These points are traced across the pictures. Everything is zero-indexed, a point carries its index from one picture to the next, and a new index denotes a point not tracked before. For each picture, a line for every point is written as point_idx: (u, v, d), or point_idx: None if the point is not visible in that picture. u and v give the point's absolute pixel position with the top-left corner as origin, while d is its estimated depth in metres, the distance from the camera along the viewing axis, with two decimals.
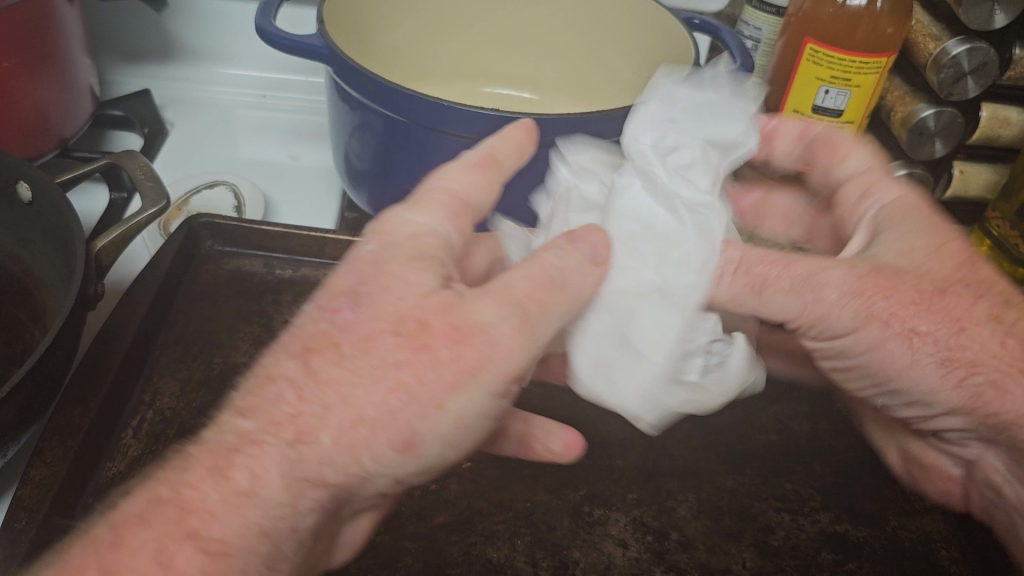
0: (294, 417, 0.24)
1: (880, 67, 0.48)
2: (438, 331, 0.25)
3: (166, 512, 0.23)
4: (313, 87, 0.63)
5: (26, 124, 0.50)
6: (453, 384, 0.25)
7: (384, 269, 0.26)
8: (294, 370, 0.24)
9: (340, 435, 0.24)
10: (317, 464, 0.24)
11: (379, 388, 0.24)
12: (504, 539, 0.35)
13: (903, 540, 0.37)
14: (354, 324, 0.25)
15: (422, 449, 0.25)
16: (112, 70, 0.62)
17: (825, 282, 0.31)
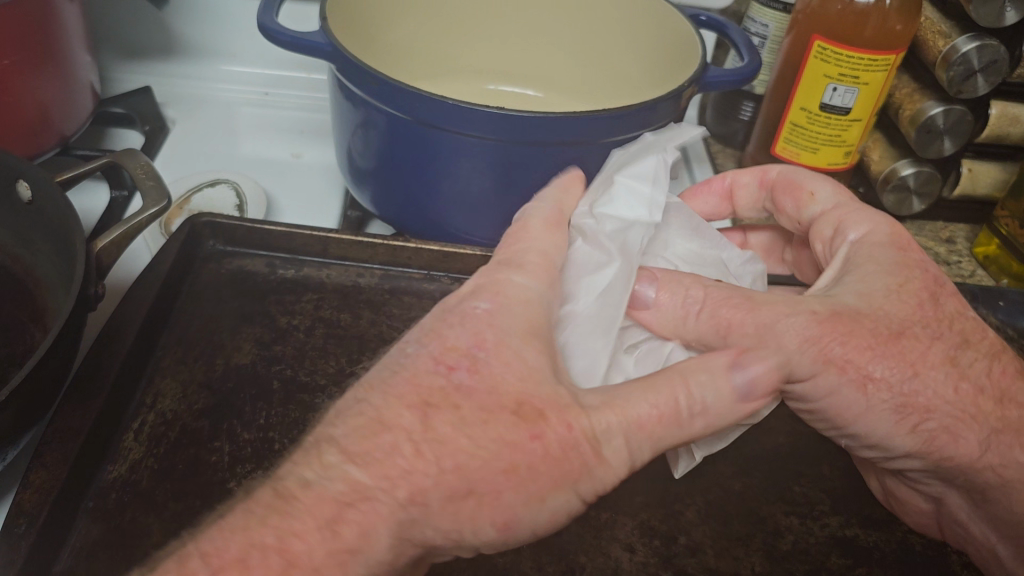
0: (404, 474, 0.25)
1: (888, 66, 0.48)
2: (553, 425, 0.26)
3: (265, 558, 0.24)
4: (315, 84, 0.62)
5: (27, 123, 0.49)
6: (558, 480, 0.26)
7: (502, 341, 0.28)
8: (411, 425, 0.26)
9: (446, 502, 0.25)
10: (423, 529, 0.26)
11: (491, 470, 0.25)
12: (510, 544, 0.35)
13: (914, 545, 0.37)
14: (473, 392, 0.26)
15: (518, 532, 0.27)
16: (112, 67, 0.61)
17: (785, 330, 0.30)
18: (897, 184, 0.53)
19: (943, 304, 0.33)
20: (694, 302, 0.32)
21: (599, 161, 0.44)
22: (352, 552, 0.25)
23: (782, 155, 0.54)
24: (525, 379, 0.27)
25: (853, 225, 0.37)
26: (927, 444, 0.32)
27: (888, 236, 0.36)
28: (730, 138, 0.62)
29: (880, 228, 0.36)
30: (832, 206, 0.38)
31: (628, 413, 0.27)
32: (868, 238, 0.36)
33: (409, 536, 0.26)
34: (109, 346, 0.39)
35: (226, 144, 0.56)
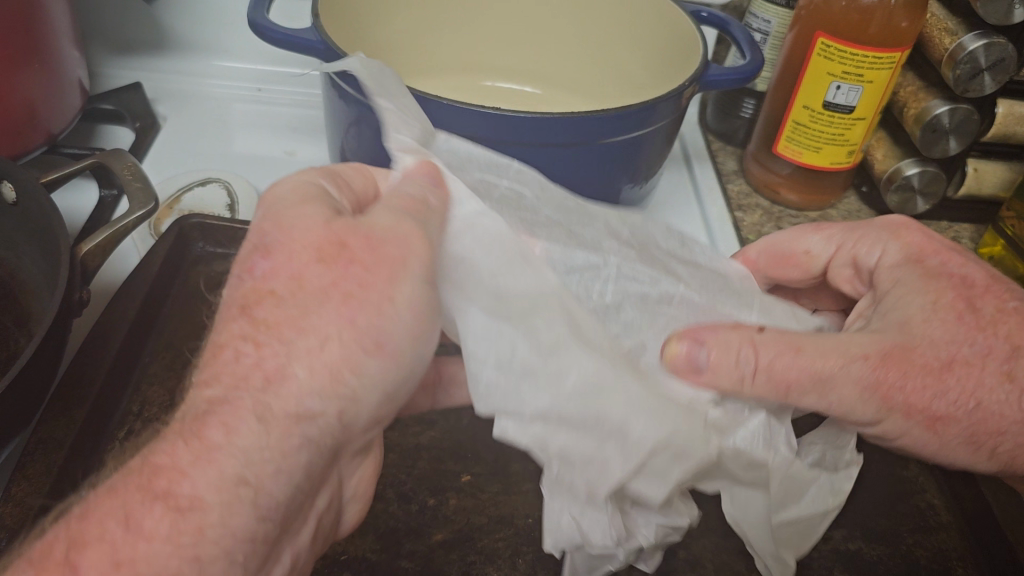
0: (257, 364, 0.25)
1: (893, 63, 0.47)
2: (355, 246, 0.27)
3: (133, 480, 0.23)
4: (307, 79, 0.61)
5: (14, 123, 0.48)
6: (392, 274, 0.27)
7: (280, 216, 0.28)
8: (242, 327, 0.25)
9: (313, 361, 0.25)
10: (290, 398, 0.25)
11: (331, 304, 0.26)
12: (504, 558, 0.34)
13: (918, 560, 0.36)
14: (276, 270, 0.26)
15: (395, 349, 0.28)
16: (100, 61, 0.60)
17: (839, 383, 0.30)
18: (901, 184, 0.52)
19: (981, 310, 0.32)
20: (746, 357, 0.30)
21: (598, 164, 0.43)
22: (218, 448, 0.24)
23: (783, 154, 0.53)
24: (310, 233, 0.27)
25: (866, 250, 0.36)
26: (1009, 464, 0.32)
27: (901, 253, 0.35)
28: (731, 136, 0.60)
29: (891, 245, 0.35)
30: (836, 247, 0.38)
31: (394, 201, 0.29)
32: (887, 259, 0.35)
33: (283, 413, 0.25)
34: (95, 352, 0.38)
35: (217, 141, 0.55)
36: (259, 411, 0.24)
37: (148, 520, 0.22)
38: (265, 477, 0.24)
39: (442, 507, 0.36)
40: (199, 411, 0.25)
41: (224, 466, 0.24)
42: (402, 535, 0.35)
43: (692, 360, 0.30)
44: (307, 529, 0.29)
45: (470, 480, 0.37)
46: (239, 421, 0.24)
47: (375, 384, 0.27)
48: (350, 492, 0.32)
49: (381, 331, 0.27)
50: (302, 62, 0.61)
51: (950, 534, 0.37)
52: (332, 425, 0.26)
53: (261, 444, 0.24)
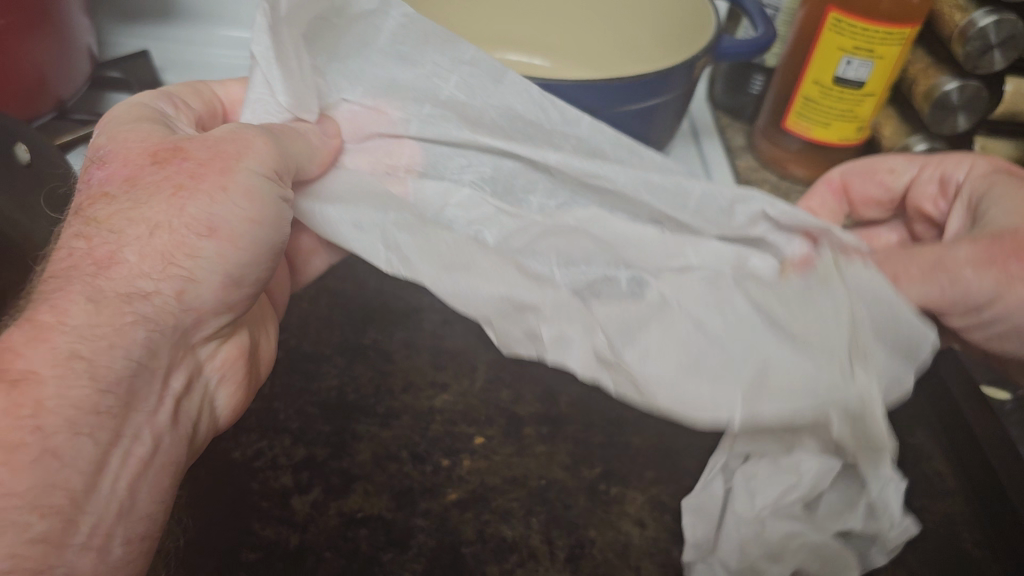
0: (90, 252, 0.29)
1: (904, 39, 0.46)
2: (191, 148, 0.31)
3: (30, 334, 0.26)
4: None
5: (27, 89, 0.49)
6: (216, 167, 0.30)
7: (117, 131, 0.32)
8: (78, 227, 0.29)
9: (143, 246, 0.29)
10: (124, 280, 0.28)
11: (159, 196, 0.30)
12: (519, 517, 0.35)
13: (926, 524, 0.36)
14: (114, 173, 0.31)
15: (230, 232, 0.30)
16: (107, 30, 0.60)
17: (956, 261, 0.31)
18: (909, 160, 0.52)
19: None
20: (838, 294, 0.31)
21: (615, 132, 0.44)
22: (51, 327, 0.27)
23: (792, 129, 0.53)
24: (139, 142, 0.31)
25: (954, 167, 0.38)
26: None
27: (989, 167, 0.37)
28: (739, 112, 0.61)
29: (978, 161, 0.37)
30: (919, 166, 0.40)
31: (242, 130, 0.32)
32: (975, 173, 0.37)
33: (114, 293, 0.28)
34: None
35: None
36: (91, 293, 0.28)
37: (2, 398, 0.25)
38: (101, 351, 0.27)
39: (456, 467, 0.36)
40: (53, 291, 0.28)
41: (58, 342, 0.26)
42: (417, 494, 0.35)
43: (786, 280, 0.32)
44: (165, 409, 0.30)
45: (484, 442, 0.37)
46: (67, 303, 0.27)
47: (214, 265, 0.30)
48: (216, 373, 0.34)
49: (211, 233, 0.30)
50: None
51: (956, 499, 0.37)
52: (167, 305, 0.29)
53: (90, 321, 0.27)
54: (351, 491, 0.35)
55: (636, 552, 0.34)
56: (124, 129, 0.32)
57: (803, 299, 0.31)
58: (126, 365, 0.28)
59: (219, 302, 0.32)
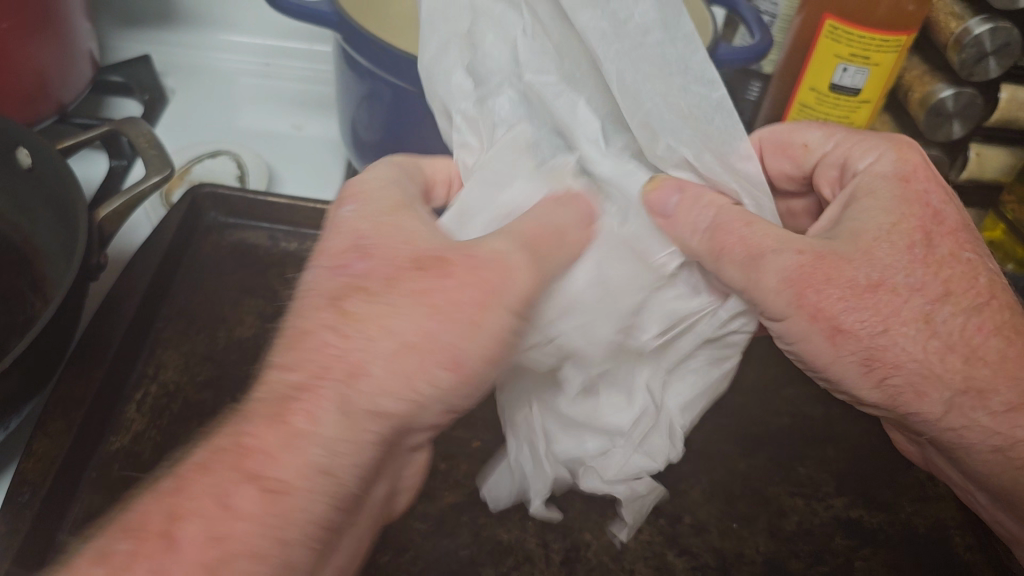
0: (342, 357, 0.25)
1: (900, 46, 0.47)
2: (454, 261, 0.26)
3: (226, 457, 0.24)
4: (316, 56, 0.60)
5: (30, 94, 0.49)
6: (488, 295, 0.26)
7: (378, 223, 0.28)
8: (329, 316, 0.25)
9: (391, 364, 0.25)
10: (367, 397, 0.25)
11: (414, 309, 0.25)
12: (515, 520, 0.35)
13: (917, 528, 0.36)
14: (374, 269, 0.26)
15: (471, 371, 0.26)
16: (109, 34, 0.60)
17: (768, 265, 0.29)
18: None
19: (935, 247, 0.30)
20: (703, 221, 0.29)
21: None
22: (303, 435, 0.24)
23: None
24: (405, 245, 0.27)
25: (860, 155, 0.33)
26: None
27: (895, 165, 0.32)
28: None
29: (887, 153, 0.32)
30: (835, 143, 0.35)
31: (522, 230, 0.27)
32: (876, 168, 0.32)
33: (363, 407, 0.25)
34: (110, 320, 0.40)
35: (222, 122, 0.56)
36: (341, 402, 0.25)
37: (240, 499, 0.24)
38: (342, 465, 0.25)
39: (453, 471, 0.37)
40: (281, 396, 0.25)
41: (307, 454, 0.24)
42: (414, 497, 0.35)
43: (657, 205, 0.30)
44: (365, 521, 0.28)
45: (481, 446, 0.38)
46: (320, 409, 0.24)
47: (436, 395, 0.26)
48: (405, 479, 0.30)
49: (450, 361, 0.25)
50: (313, 36, 0.60)
51: (948, 503, 0.37)
52: (402, 426, 0.26)
53: (341, 435, 0.24)
54: None
55: (631, 556, 0.34)
56: (388, 222, 0.28)
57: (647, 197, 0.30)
58: (357, 486, 0.26)
59: (431, 423, 0.27)
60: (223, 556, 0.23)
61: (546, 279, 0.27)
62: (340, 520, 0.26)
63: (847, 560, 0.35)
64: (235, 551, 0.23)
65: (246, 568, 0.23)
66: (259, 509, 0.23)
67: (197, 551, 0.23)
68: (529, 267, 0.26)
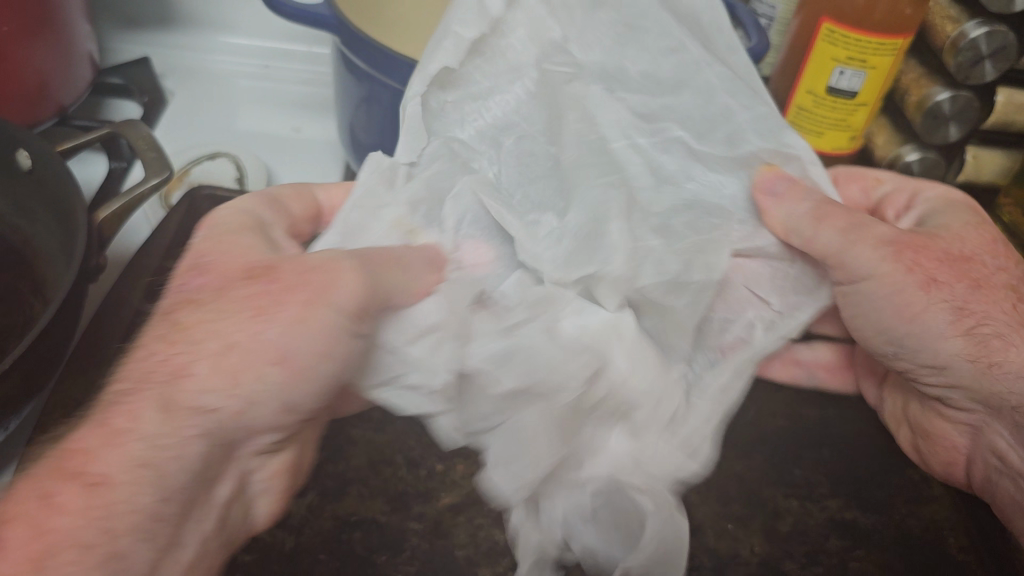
0: (166, 361, 0.26)
1: (896, 49, 0.47)
2: (282, 272, 0.28)
3: (55, 458, 0.25)
4: (316, 58, 0.60)
5: (29, 97, 0.49)
6: (310, 298, 0.27)
7: (223, 241, 0.30)
8: (163, 331, 0.27)
9: (215, 363, 0.26)
10: (187, 394, 0.26)
11: (239, 317, 0.27)
12: None
13: (912, 529, 0.36)
14: (207, 284, 0.28)
15: (300, 363, 0.27)
16: (108, 37, 0.60)
17: (876, 227, 0.33)
18: (901, 170, 0.53)
19: (1007, 247, 0.36)
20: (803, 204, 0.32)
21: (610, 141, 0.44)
22: (124, 432, 0.25)
23: None
24: (244, 256, 0.29)
25: (927, 189, 0.38)
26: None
27: (964, 197, 0.38)
28: None
29: (955, 190, 0.38)
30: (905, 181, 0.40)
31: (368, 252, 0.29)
32: (943, 196, 0.38)
33: (184, 404, 0.26)
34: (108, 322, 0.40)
35: (221, 123, 0.56)
36: (161, 400, 0.26)
37: (64, 496, 0.24)
38: (168, 460, 0.26)
39: (450, 472, 0.37)
40: (112, 401, 0.26)
41: (128, 449, 0.25)
42: (411, 499, 0.36)
43: (765, 185, 0.33)
44: (212, 518, 0.29)
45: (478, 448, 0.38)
46: (139, 409, 0.25)
47: (273, 391, 0.27)
48: (257, 485, 0.31)
49: (270, 374, 0.27)
50: (312, 39, 0.60)
51: (943, 504, 0.37)
52: (226, 422, 0.27)
53: (161, 430, 0.25)
54: (346, 494, 0.36)
55: None
56: (227, 243, 0.30)
57: (688, 171, 0.33)
58: (188, 482, 0.27)
59: (271, 425, 0.28)
60: (45, 551, 0.23)
61: (384, 294, 0.28)
62: (174, 522, 0.26)
63: (842, 561, 0.35)
64: (62, 544, 0.24)
65: (70, 560, 0.23)
66: (81, 504, 0.24)
67: (25, 543, 0.24)
68: (355, 272, 0.28)
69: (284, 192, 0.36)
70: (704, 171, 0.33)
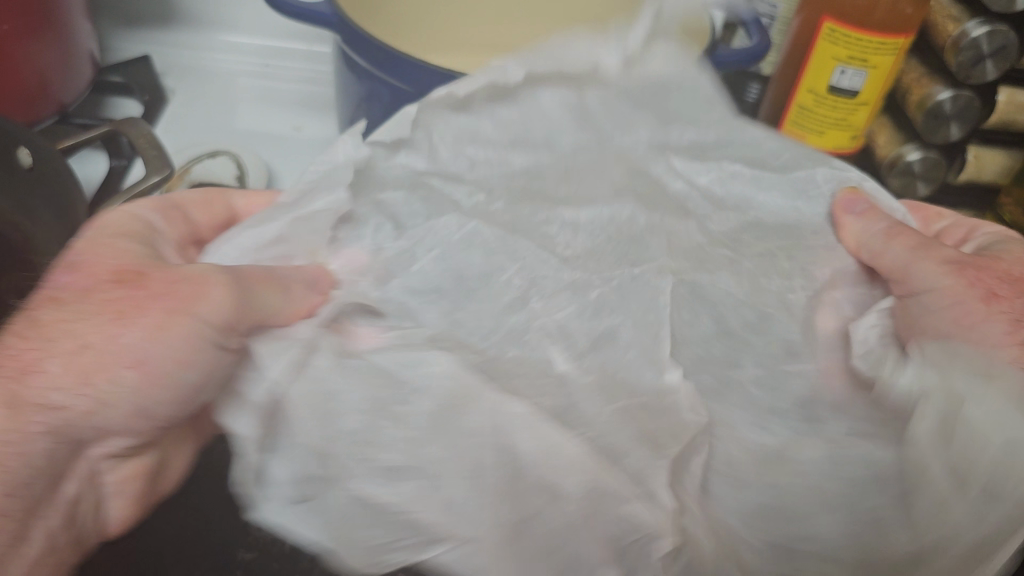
0: (20, 356, 0.26)
1: (897, 49, 0.47)
2: (152, 279, 0.28)
3: None
4: (317, 56, 0.60)
5: (30, 95, 0.49)
6: (173, 307, 0.27)
7: (96, 240, 0.30)
8: (20, 326, 0.27)
9: (68, 361, 0.26)
10: (37, 390, 0.26)
11: (98, 320, 0.27)
12: None
13: None
14: (73, 282, 0.28)
15: (158, 371, 0.27)
16: (109, 35, 0.60)
17: (934, 249, 0.32)
18: (903, 170, 0.53)
19: None
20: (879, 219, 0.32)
21: None
22: None
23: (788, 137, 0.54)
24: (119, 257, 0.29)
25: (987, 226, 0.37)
26: None
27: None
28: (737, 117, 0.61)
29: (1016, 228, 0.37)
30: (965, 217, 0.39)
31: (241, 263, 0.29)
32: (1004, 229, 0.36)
33: (30, 401, 0.26)
34: None
35: (222, 122, 0.56)
36: (7, 398, 0.26)
37: None
38: (10, 455, 0.26)
39: None
40: None
41: None
42: None
43: (846, 204, 0.33)
44: (62, 516, 0.29)
45: None
46: None
47: (129, 396, 0.27)
48: (110, 487, 0.31)
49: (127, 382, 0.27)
50: (313, 37, 0.60)
51: None
52: (74, 422, 0.27)
53: (5, 427, 0.26)
54: None
55: None
56: (107, 244, 0.30)
57: (747, 202, 0.34)
58: (29, 475, 0.27)
59: (127, 430, 0.28)
60: None
61: (254, 312, 0.27)
62: (15, 517, 0.27)
63: None
64: None
65: None
66: None
67: None
68: (224, 285, 0.27)
69: (176, 198, 0.36)
70: (764, 202, 0.34)
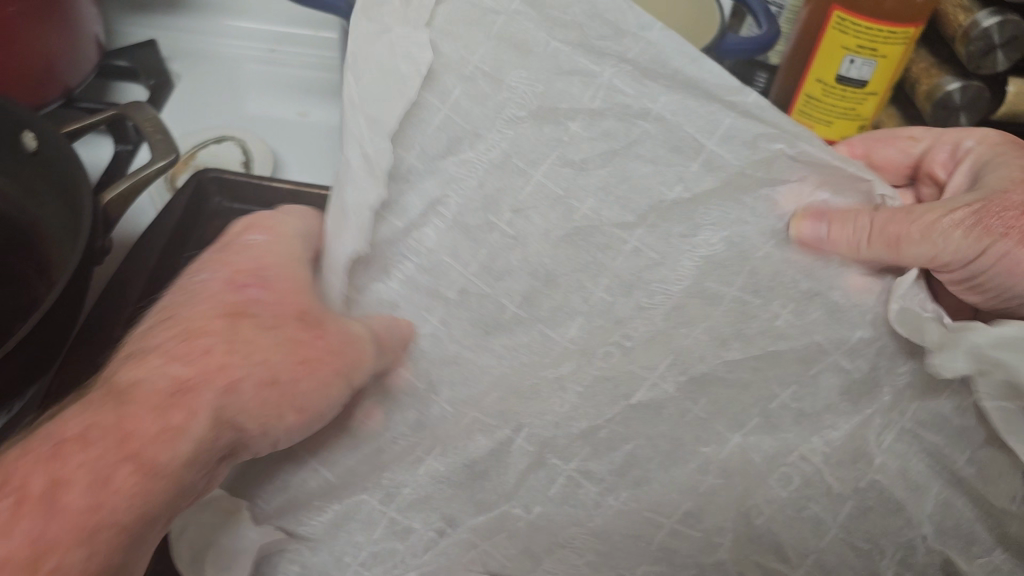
0: (223, 365, 0.26)
1: (907, 38, 0.46)
2: (316, 317, 0.28)
3: (67, 449, 0.23)
4: (324, 42, 0.60)
5: (35, 79, 0.49)
6: (328, 360, 0.27)
7: (245, 255, 0.29)
8: (220, 330, 0.26)
9: (236, 391, 0.26)
10: (236, 408, 0.26)
11: (285, 346, 0.27)
12: None
13: None
14: (274, 303, 0.28)
15: (315, 413, 0.28)
16: (115, 19, 0.60)
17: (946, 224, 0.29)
18: None
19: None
20: (862, 222, 0.29)
21: None
22: (175, 430, 0.24)
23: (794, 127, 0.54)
24: (306, 296, 0.28)
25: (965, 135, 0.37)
26: None
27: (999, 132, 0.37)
28: None
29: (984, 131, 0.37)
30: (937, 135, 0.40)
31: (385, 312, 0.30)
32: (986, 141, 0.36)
33: (231, 417, 0.26)
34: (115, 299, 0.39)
35: (227, 107, 0.56)
36: (219, 410, 0.25)
37: (93, 486, 0.23)
38: (187, 464, 0.25)
39: None
40: (159, 389, 0.25)
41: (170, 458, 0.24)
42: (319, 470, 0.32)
43: (811, 233, 0.29)
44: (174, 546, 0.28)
45: None
46: (194, 410, 0.25)
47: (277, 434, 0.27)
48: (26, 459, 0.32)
49: (222, 406, 0.25)
50: (318, 23, 0.60)
51: None
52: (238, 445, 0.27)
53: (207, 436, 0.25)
54: None
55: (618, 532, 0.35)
56: (255, 257, 0.29)
57: (692, 222, 0.29)
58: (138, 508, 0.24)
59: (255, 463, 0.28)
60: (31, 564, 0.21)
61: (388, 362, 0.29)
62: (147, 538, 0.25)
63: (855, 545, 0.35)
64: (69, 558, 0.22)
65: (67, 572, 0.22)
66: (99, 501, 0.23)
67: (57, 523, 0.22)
68: (367, 333, 0.29)
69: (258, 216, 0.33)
70: (709, 212, 0.29)
